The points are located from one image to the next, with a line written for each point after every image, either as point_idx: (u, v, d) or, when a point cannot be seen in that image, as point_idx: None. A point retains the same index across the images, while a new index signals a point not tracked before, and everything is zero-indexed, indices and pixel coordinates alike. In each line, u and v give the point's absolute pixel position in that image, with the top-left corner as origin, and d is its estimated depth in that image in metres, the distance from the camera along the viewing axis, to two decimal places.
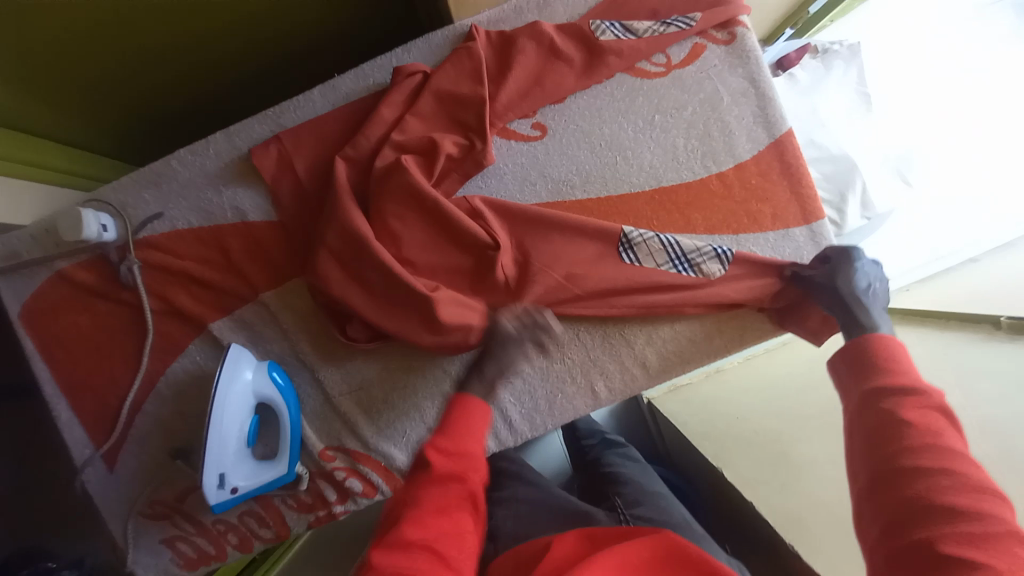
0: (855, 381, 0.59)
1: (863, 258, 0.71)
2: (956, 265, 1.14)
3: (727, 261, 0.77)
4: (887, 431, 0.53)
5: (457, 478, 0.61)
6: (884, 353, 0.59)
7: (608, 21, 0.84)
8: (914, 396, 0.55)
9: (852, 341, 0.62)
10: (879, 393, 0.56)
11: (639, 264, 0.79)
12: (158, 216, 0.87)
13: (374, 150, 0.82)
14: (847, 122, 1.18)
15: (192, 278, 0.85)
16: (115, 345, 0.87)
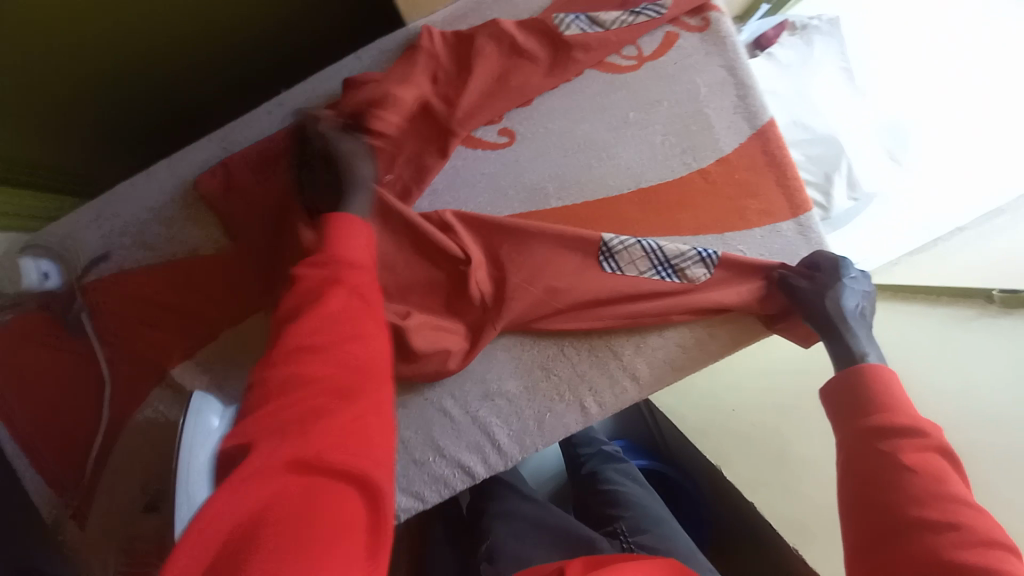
0: (849, 419, 0.61)
1: (850, 272, 0.72)
2: (945, 235, 1.11)
3: (713, 265, 0.74)
4: (888, 476, 0.55)
5: (335, 279, 0.55)
6: (881, 389, 0.61)
7: (573, 14, 0.77)
8: (910, 436, 0.57)
9: (849, 371, 0.64)
10: (876, 431, 0.58)
11: (620, 272, 0.75)
12: (105, 256, 0.82)
13: None
14: (831, 100, 1.14)
15: (146, 319, 0.79)
16: (64, 398, 0.78)
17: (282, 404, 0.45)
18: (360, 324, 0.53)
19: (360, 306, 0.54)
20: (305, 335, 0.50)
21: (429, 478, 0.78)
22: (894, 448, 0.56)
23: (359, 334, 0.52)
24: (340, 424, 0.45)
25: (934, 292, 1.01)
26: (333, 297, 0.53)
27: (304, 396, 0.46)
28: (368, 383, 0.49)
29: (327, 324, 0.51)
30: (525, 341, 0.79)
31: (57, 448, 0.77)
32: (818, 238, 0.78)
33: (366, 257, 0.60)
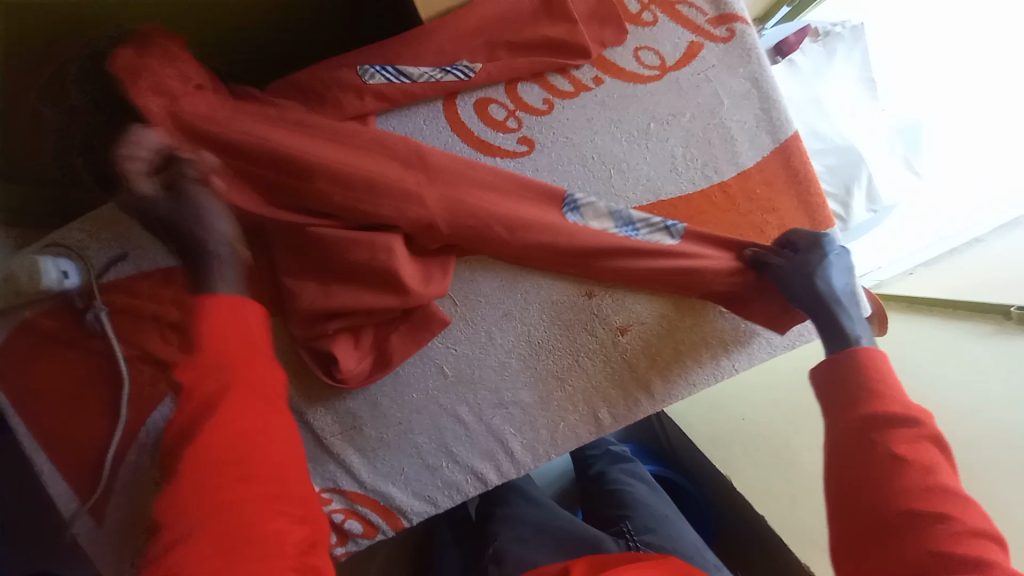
0: (842, 406, 0.59)
1: (832, 247, 0.69)
2: (963, 245, 1.14)
3: (677, 234, 0.72)
4: (883, 467, 0.54)
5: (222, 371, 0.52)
6: (873, 371, 0.59)
7: (377, 64, 0.74)
8: (902, 426, 0.56)
9: (843, 355, 0.62)
10: (872, 421, 0.56)
11: (583, 222, 0.72)
12: (121, 257, 0.82)
13: None
14: (851, 109, 1.12)
15: (167, 322, 0.80)
16: (87, 396, 0.79)
17: (195, 528, 0.44)
18: (262, 428, 0.52)
19: (257, 402, 0.53)
20: (211, 451, 0.48)
21: (441, 483, 0.79)
22: (885, 438, 0.55)
23: (264, 441, 0.51)
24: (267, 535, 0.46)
25: (951, 306, 1.02)
26: (229, 398, 0.51)
27: (222, 513, 0.45)
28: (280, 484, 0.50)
29: (222, 433, 0.49)
30: (540, 352, 0.79)
31: (77, 446, 0.78)
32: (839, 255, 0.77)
33: (241, 326, 0.56)
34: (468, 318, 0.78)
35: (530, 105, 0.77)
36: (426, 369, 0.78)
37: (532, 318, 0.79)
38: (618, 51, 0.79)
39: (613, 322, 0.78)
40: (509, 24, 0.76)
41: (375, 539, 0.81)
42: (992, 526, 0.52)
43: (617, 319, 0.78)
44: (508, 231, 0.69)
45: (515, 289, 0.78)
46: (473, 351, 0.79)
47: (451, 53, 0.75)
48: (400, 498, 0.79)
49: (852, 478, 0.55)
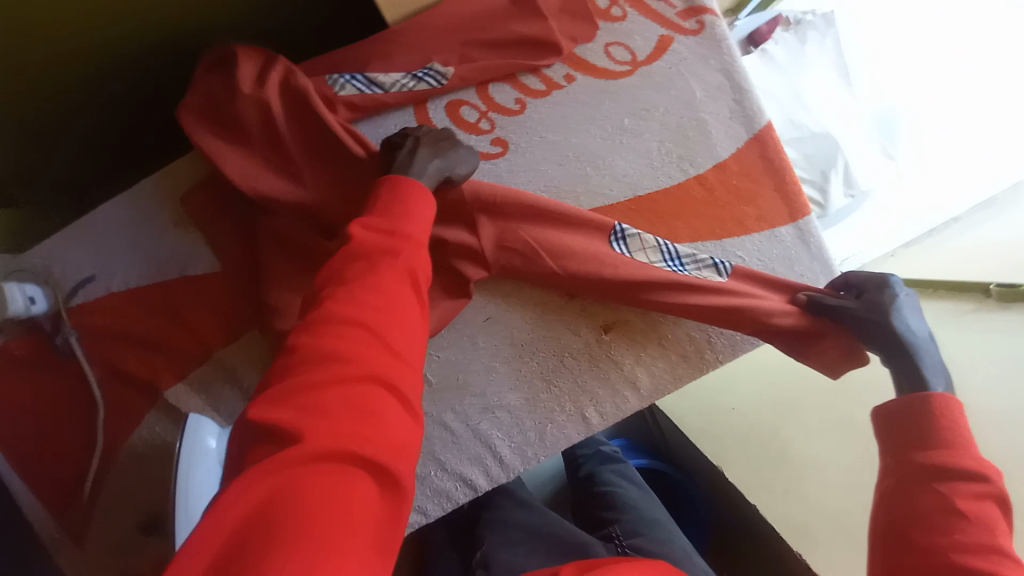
0: (907, 445, 0.62)
1: (900, 290, 0.70)
2: (940, 227, 1.14)
3: (725, 271, 0.73)
4: (939, 514, 0.57)
5: (390, 250, 0.51)
6: (951, 423, 0.61)
7: (348, 74, 0.73)
8: (971, 481, 0.58)
9: (921, 398, 0.63)
10: (935, 469, 0.59)
11: (630, 256, 0.73)
12: (90, 279, 0.79)
13: (264, 172, 0.70)
14: (825, 97, 1.12)
15: (138, 342, 0.77)
16: (64, 426, 0.76)
17: (322, 377, 0.41)
18: (408, 315, 0.48)
19: (409, 284, 0.50)
20: (359, 306, 0.46)
21: (431, 492, 0.77)
22: (948, 487, 0.58)
23: (407, 329, 0.47)
24: (377, 426, 0.41)
25: (930, 287, 1.00)
26: (389, 269, 0.50)
27: (348, 372, 0.42)
28: (404, 373, 0.45)
29: (381, 298, 0.47)
30: (525, 354, 0.78)
31: (54, 476, 0.76)
32: (817, 243, 0.77)
33: (421, 218, 0.57)
34: (450, 324, 0.77)
35: (502, 105, 0.76)
36: None
37: (515, 320, 0.78)
38: (589, 47, 0.78)
39: (596, 321, 0.78)
40: (477, 23, 0.74)
41: None
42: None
43: (601, 318, 0.78)
44: (552, 258, 0.72)
45: (496, 293, 0.78)
46: (457, 356, 0.78)
47: (420, 54, 0.73)
48: None
49: (910, 515, 0.58)
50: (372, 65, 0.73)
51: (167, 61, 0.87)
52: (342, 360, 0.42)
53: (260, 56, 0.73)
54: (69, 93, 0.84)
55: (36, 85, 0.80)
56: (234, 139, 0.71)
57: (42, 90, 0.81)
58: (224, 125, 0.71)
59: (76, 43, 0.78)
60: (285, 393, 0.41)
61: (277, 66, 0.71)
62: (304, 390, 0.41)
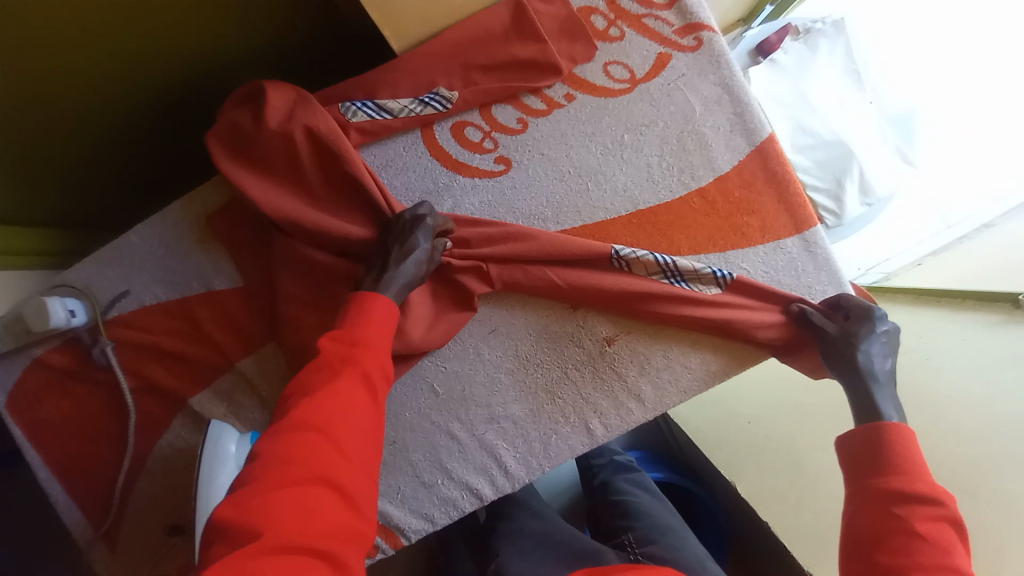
0: (865, 472, 0.61)
1: (881, 322, 0.68)
2: (970, 233, 1.10)
3: (725, 284, 0.73)
4: (903, 536, 0.55)
5: (348, 360, 0.55)
6: (902, 449, 0.60)
7: (359, 100, 0.77)
8: (929, 505, 0.56)
9: (872, 425, 0.63)
10: (892, 494, 0.58)
11: (629, 272, 0.75)
12: (125, 293, 0.85)
13: (284, 190, 0.75)
14: (837, 104, 1.10)
15: (165, 352, 0.83)
16: (99, 430, 0.83)
17: (268, 480, 0.46)
18: (358, 415, 0.52)
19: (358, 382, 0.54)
20: (304, 411, 0.51)
21: (438, 500, 0.78)
22: (902, 509, 0.56)
23: (351, 426, 0.51)
24: (315, 517, 0.45)
25: (958, 297, 0.98)
26: (347, 374, 0.54)
27: (288, 477, 0.46)
28: (353, 473, 0.49)
29: (335, 402, 0.52)
30: (529, 365, 0.79)
31: (90, 476, 0.82)
32: (823, 254, 0.77)
33: (383, 323, 0.60)
34: (456, 335, 0.79)
35: (504, 125, 0.79)
36: (418, 387, 0.80)
37: (519, 332, 0.79)
38: (588, 66, 0.80)
39: (600, 333, 0.78)
40: (481, 49, 0.78)
41: (374, 558, 0.78)
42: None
43: (605, 328, 0.78)
44: (559, 274, 0.75)
45: (499, 305, 0.79)
46: (463, 367, 0.79)
47: (426, 79, 0.77)
48: (397, 517, 0.78)
49: (866, 537, 0.57)
50: (381, 91, 0.77)
51: (193, 91, 0.93)
52: (281, 463, 0.47)
53: (284, 94, 0.77)
54: (105, 127, 0.90)
55: (77, 126, 0.87)
56: (254, 164, 0.76)
57: (85, 128, 0.88)
58: (247, 151, 0.77)
59: (110, 80, 0.83)
60: (236, 498, 0.45)
61: (305, 102, 0.75)
62: (254, 495, 0.45)
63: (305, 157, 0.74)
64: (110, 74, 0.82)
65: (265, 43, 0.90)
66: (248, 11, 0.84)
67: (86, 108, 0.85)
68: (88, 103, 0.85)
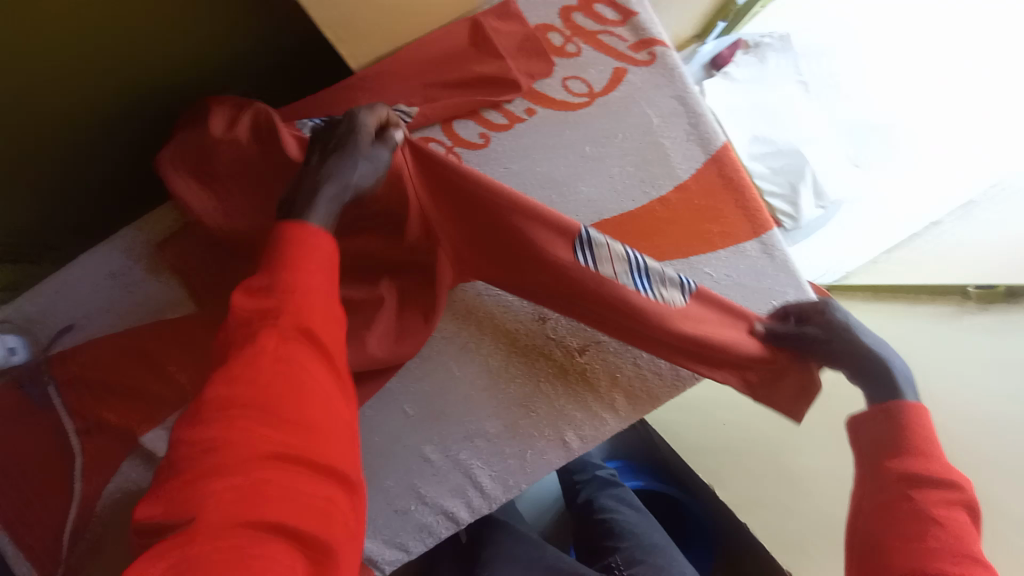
0: (878, 455, 0.62)
1: (843, 311, 0.70)
2: (921, 230, 1.15)
3: (689, 291, 0.71)
4: (915, 520, 0.56)
5: (276, 313, 0.46)
6: (919, 433, 0.61)
7: (317, 117, 0.75)
8: (942, 488, 0.58)
9: (888, 408, 0.63)
10: (907, 478, 0.59)
11: (592, 267, 0.69)
12: (68, 327, 0.80)
13: (235, 201, 0.72)
14: (788, 114, 1.15)
15: (115, 387, 0.77)
16: (40, 477, 0.76)
17: (207, 470, 0.39)
18: (303, 381, 0.44)
19: (305, 350, 0.46)
20: (241, 390, 0.42)
21: (414, 528, 0.75)
22: (921, 495, 0.57)
23: (305, 399, 0.44)
24: (270, 504, 0.39)
25: (913, 292, 1.02)
26: (274, 338, 0.45)
27: (248, 464, 0.40)
28: (315, 444, 0.43)
29: (274, 372, 0.43)
30: (501, 381, 0.78)
31: (31, 528, 0.75)
32: (782, 257, 0.79)
33: (322, 262, 0.51)
34: (424, 353, 0.78)
35: (467, 140, 0.79)
36: (387, 411, 0.77)
37: (489, 348, 0.78)
38: (547, 81, 0.81)
39: (571, 344, 0.78)
40: (439, 65, 0.78)
41: None
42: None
43: (576, 339, 0.78)
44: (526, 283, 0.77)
45: (468, 320, 0.78)
46: (432, 386, 0.77)
47: (386, 97, 0.77)
48: (370, 551, 0.74)
49: (884, 525, 0.58)
50: (340, 109, 0.76)
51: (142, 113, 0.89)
52: (232, 447, 0.40)
53: (233, 107, 0.75)
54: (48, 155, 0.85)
55: (19, 154, 0.83)
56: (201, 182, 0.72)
57: (23, 155, 0.83)
58: (187, 164, 0.72)
59: (52, 105, 0.79)
60: (171, 490, 0.40)
61: (252, 110, 0.73)
62: (191, 485, 0.39)
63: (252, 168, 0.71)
64: (55, 100, 0.79)
65: (221, 65, 0.88)
66: (199, 30, 0.81)
67: (27, 135, 0.81)
68: (29, 129, 0.81)
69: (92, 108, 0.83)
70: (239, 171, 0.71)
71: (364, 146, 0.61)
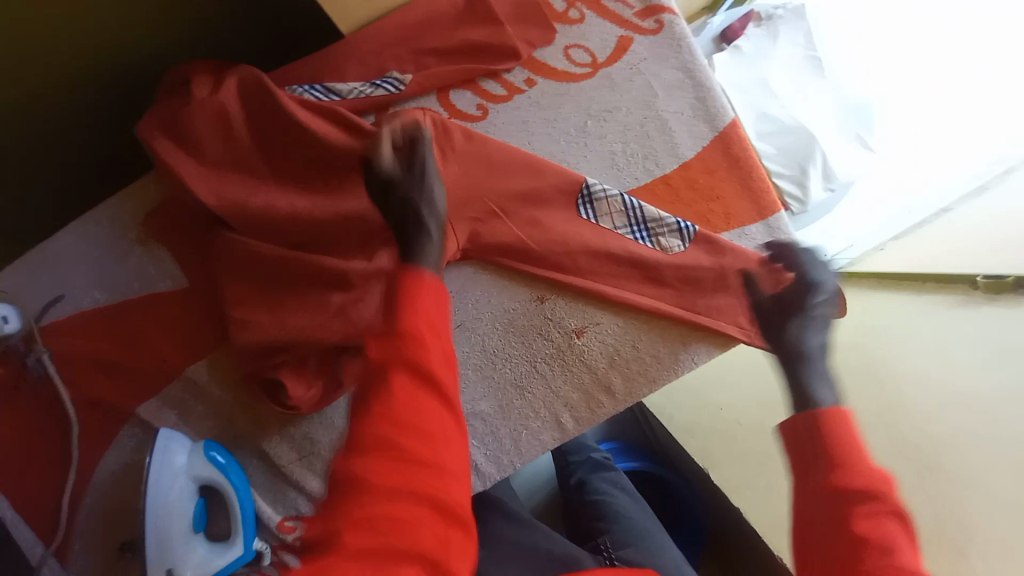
0: (801, 470, 0.52)
1: (822, 290, 0.63)
2: (931, 216, 1.11)
3: (688, 237, 0.73)
4: (846, 546, 0.46)
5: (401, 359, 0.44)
6: (835, 433, 0.51)
7: (307, 84, 0.73)
8: (867, 498, 0.47)
9: (803, 414, 0.54)
10: (830, 492, 0.49)
11: (596, 222, 0.74)
12: (59, 298, 0.79)
13: (219, 165, 0.70)
14: (799, 91, 1.11)
15: (107, 360, 0.77)
16: (38, 447, 0.78)
17: (355, 506, 0.40)
18: (430, 422, 0.43)
19: (428, 390, 0.44)
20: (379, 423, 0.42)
21: None
22: (858, 527, 0.46)
23: (431, 428, 0.43)
24: (407, 545, 0.39)
25: (918, 279, 1.00)
26: (405, 385, 0.44)
27: (387, 504, 0.40)
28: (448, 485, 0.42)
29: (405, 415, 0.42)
30: (496, 361, 0.77)
31: (30, 497, 0.77)
32: (787, 240, 0.76)
33: (439, 313, 0.48)
34: None
35: (463, 111, 0.76)
36: None
37: (484, 327, 0.77)
38: (548, 50, 0.78)
39: (568, 325, 0.77)
40: (434, 30, 0.74)
41: None
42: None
43: (573, 320, 0.77)
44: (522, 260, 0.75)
45: (464, 299, 0.77)
46: None
47: (376, 65, 0.73)
48: None
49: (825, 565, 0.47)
50: (329, 76, 0.73)
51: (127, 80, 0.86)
52: (377, 490, 0.40)
53: (217, 71, 0.72)
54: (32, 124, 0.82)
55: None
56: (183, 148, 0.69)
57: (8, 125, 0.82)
58: (170, 129, 0.70)
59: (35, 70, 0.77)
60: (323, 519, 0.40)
61: (235, 75, 0.70)
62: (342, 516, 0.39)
63: (239, 131, 0.69)
64: (31, 67, 0.74)
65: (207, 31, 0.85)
66: None
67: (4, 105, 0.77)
68: None
69: (70, 77, 0.78)
70: (223, 135, 0.69)
71: (414, 164, 0.56)
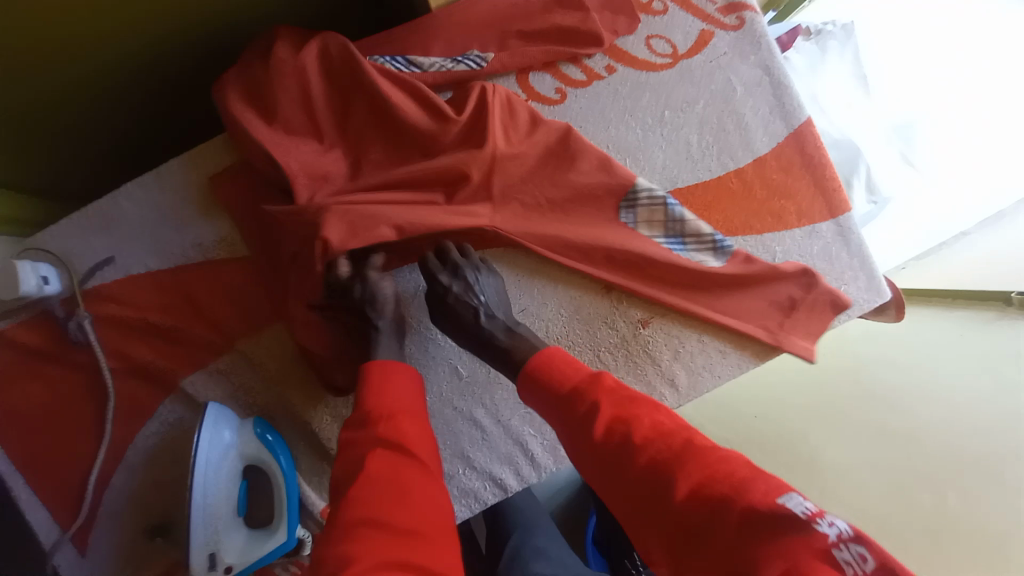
0: (560, 417, 0.53)
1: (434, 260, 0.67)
2: (951, 238, 1.11)
3: (723, 255, 0.73)
4: (614, 454, 0.47)
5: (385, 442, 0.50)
6: (548, 372, 0.56)
7: (388, 56, 0.71)
8: (605, 401, 0.51)
9: (524, 370, 0.58)
10: (582, 419, 0.51)
11: (634, 227, 0.73)
12: (108, 261, 0.75)
13: (297, 131, 0.68)
14: (846, 104, 1.13)
15: (154, 329, 0.74)
16: (67, 417, 0.73)
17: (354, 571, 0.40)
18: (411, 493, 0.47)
19: (404, 459, 0.50)
20: (371, 502, 0.45)
21: (459, 493, 0.73)
22: (595, 431, 0.49)
23: (415, 503, 0.46)
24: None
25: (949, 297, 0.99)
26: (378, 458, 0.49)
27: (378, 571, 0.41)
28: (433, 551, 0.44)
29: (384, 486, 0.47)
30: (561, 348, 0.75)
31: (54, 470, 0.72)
32: (858, 240, 0.77)
33: (404, 389, 0.56)
34: None
35: (542, 94, 0.76)
36: (440, 370, 0.75)
37: (551, 312, 0.75)
38: (630, 40, 0.78)
39: (634, 316, 0.75)
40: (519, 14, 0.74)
41: None
42: (779, 501, 0.38)
43: (640, 310, 0.75)
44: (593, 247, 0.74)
45: (533, 284, 0.75)
46: None
47: (461, 42, 0.73)
48: None
49: (609, 481, 0.48)
50: (412, 49, 0.72)
51: None
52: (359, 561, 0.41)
53: (297, 37, 0.71)
54: None
55: None
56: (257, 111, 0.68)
57: None
58: (246, 89, 0.68)
59: None
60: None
61: (319, 41, 0.69)
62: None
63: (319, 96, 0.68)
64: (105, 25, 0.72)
65: None
66: None
67: None
68: None
69: None
70: (303, 99, 0.68)
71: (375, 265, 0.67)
